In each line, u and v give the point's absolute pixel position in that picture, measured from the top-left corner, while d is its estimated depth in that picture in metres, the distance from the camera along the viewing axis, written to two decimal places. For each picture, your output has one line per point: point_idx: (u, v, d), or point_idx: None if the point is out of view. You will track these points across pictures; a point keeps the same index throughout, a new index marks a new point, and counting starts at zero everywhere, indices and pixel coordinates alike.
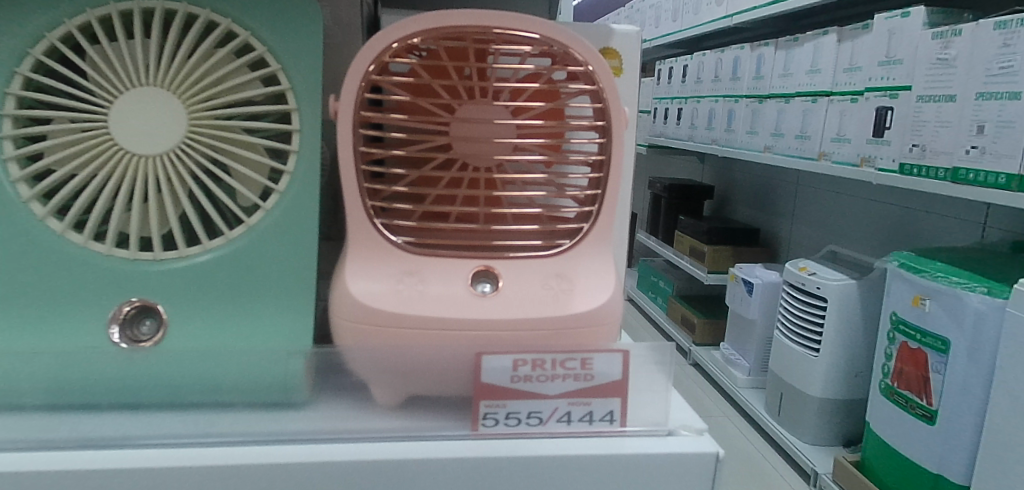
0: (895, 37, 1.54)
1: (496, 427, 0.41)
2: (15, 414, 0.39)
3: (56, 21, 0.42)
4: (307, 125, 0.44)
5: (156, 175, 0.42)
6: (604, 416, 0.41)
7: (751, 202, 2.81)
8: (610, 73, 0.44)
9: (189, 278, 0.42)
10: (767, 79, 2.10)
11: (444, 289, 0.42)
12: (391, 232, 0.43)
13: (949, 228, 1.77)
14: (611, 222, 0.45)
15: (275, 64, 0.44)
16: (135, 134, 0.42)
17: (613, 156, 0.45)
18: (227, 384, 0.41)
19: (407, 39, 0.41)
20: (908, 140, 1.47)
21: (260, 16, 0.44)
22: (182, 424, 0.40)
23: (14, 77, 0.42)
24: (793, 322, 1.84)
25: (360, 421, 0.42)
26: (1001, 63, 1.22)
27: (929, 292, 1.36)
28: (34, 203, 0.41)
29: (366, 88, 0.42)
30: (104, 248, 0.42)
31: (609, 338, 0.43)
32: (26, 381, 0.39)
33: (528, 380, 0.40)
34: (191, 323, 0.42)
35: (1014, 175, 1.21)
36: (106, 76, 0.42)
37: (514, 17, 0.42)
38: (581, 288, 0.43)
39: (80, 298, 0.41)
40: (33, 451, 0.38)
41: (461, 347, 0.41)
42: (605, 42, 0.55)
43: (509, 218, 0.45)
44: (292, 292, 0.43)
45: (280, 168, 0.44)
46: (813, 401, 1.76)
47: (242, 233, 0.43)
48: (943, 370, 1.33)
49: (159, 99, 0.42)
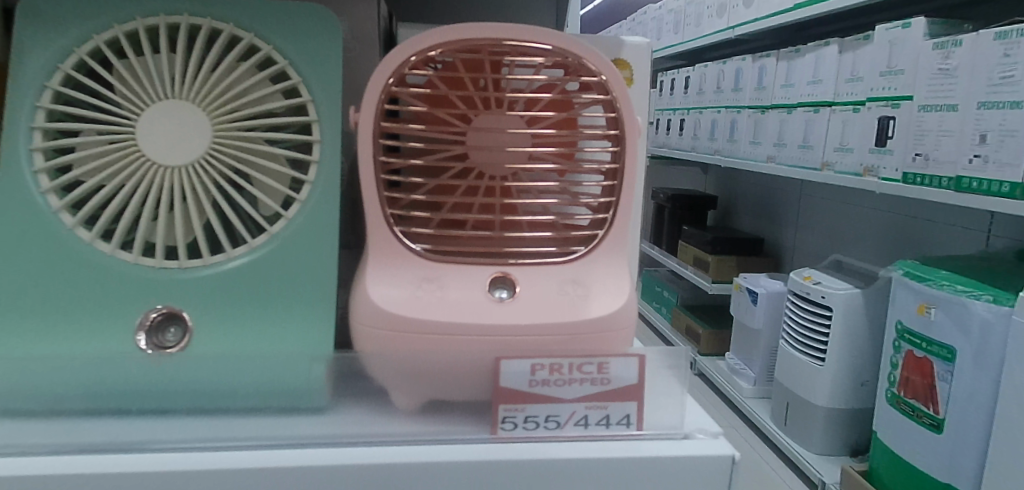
0: (896, 47, 1.55)
1: (514, 431, 0.41)
2: (51, 419, 0.41)
3: (84, 37, 0.43)
4: (327, 135, 0.45)
5: (181, 184, 0.43)
6: (621, 420, 0.42)
7: (754, 212, 2.82)
8: (623, 83, 0.45)
9: (214, 285, 0.43)
10: (768, 90, 2.12)
11: (462, 294, 0.42)
12: (410, 240, 0.44)
13: (954, 237, 1.77)
14: (625, 228, 0.46)
15: (297, 77, 0.45)
16: (161, 145, 0.43)
17: (626, 165, 0.45)
18: (251, 390, 0.42)
19: (425, 51, 0.42)
20: (912, 150, 1.49)
21: (284, 31, 0.45)
22: (207, 429, 0.41)
23: (44, 91, 0.43)
24: (798, 331, 1.85)
25: (381, 426, 0.43)
26: (1002, 73, 1.23)
27: (935, 301, 1.37)
28: (64, 214, 0.43)
29: (385, 100, 0.43)
30: (131, 256, 0.43)
31: (626, 344, 0.44)
32: (57, 387, 0.40)
33: (546, 384, 0.41)
34: (216, 330, 0.43)
35: (1017, 184, 1.22)
36: (133, 89, 0.43)
37: (529, 29, 0.43)
38: (596, 293, 0.44)
39: (108, 306, 0.42)
40: (65, 455, 0.39)
41: (480, 352, 0.41)
42: (616, 53, 0.56)
43: (524, 225, 0.46)
44: (314, 300, 0.44)
45: (301, 178, 0.45)
46: (820, 410, 1.76)
47: (265, 241, 0.44)
48: (949, 379, 1.33)
49: (185, 112, 0.43)
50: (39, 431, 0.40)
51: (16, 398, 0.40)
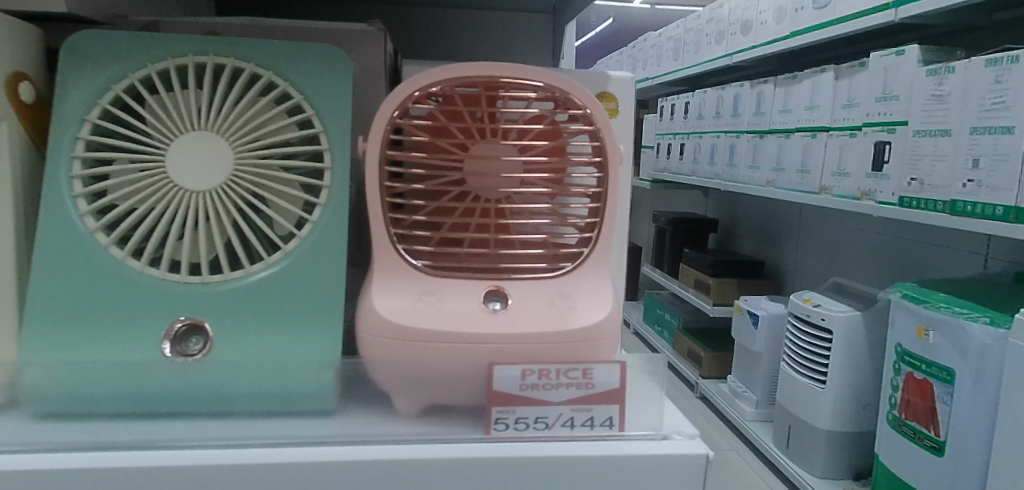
0: (891, 74, 1.60)
1: (506, 431, 0.45)
2: (88, 421, 0.45)
3: (121, 75, 0.48)
4: (337, 163, 0.50)
5: (205, 207, 0.48)
6: (604, 421, 0.46)
7: (755, 235, 2.86)
8: (606, 115, 0.50)
9: (235, 297, 0.48)
10: (767, 115, 2.17)
11: (460, 305, 0.47)
12: (412, 256, 0.49)
13: (951, 259, 1.81)
14: (609, 246, 0.50)
15: (310, 110, 0.50)
16: (188, 171, 0.48)
17: (610, 189, 0.50)
18: (266, 394, 0.46)
19: (426, 87, 0.47)
20: (908, 174, 1.53)
21: (300, 70, 0.50)
22: (223, 429, 0.45)
23: (84, 124, 0.48)
24: (799, 353, 1.87)
25: (385, 427, 0.47)
26: (993, 99, 1.27)
27: (932, 323, 1.40)
28: (100, 234, 0.47)
29: (390, 130, 0.47)
30: (158, 272, 0.47)
31: (610, 351, 0.48)
32: (92, 391, 0.45)
33: (536, 388, 0.45)
34: (233, 339, 0.47)
35: (1011, 207, 1.25)
36: (164, 122, 0.48)
37: (522, 67, 0.48)
38: (582, 305, 0.48)
39: (139, 319, 0.47)
40: (99, 451, 0.43)
41: (476, 359, 0.45)
42: (602, 87, 0.61)
43: (517, 243, 0.50)
44: (322, 311, 0.48)
45: (313, 201, 0.50)
46: (821, 432, 1.78)
47: (281, 258, 0.49)
48: (949, 401, 1.35)
49: (210, 142, 0.48)
50: (75, 430, 0.44)
51: (55, 401, 0.45)
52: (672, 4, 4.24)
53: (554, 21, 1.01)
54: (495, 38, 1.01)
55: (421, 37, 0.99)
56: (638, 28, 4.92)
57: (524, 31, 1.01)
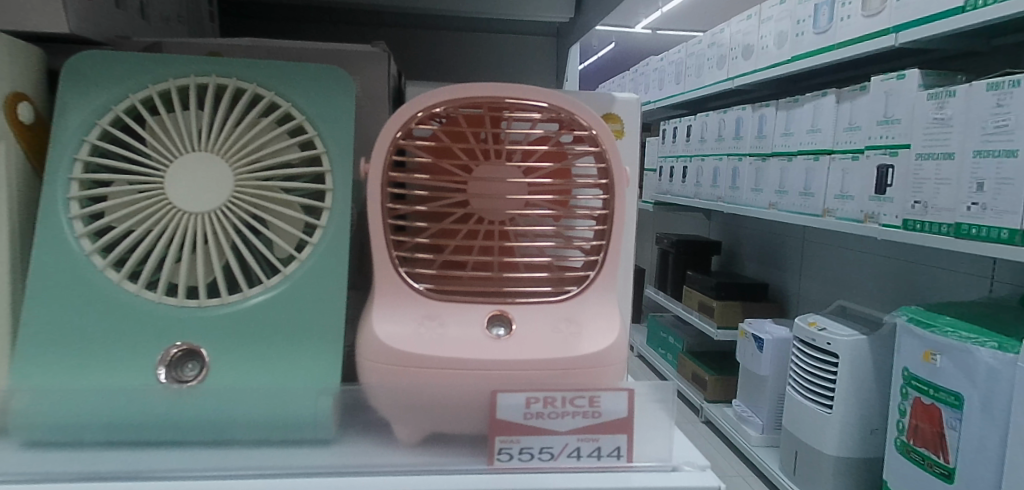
0: (893, 98, 1.59)
1: (510, 462, 0.44)
2: (77, 449, 0.44)
3: (122, 96, 0.48)
4: (339, 184, 0.49)
5: (203, 229, 0.47)
6: (612, 452, 0.44)
7: (758, 258, 2.85)
8: (612, 136, 0.49)
9: (233, 320, 0.47)
10: (769, 139, 2.17)
11: (461, 330, 0.46)
12: (414, 279, 0.47)
13: (957, 282, 1.79)
14: (616, 270, 0.49)
15: (313, 132, 0.49)
16: (186, 191, 0.47)
17: (616, 210, 0.48)
18: (260, 422, 0.45)
19: (430, 108, 0.46)
20: (911, 198, 1.52)
21: (302, 90, 0.50)
22: (218, 459, 0.44)
23: (82, 145, 0.47)
24: (805, 378, 1.84)
25: (384, 457, 0.45)
26: (996, 123, 1.27)
27: (939, 347, 1.37)
28: (96, 256, 0.46)
29: (393, 151, 0.46)
30: (155, 295, 0.46)
31: (616, 378, 0.46)
32: (81, 419, 0.43)
33: (540, 416, 0.43)
34: (227, 366, 0.46)
35: (1016, 230, 1.25)
36: (163, 143, 0.47)
37: (526, 87, 0.47)
38: (587, 331, 0.46)
39: (133, 346, 0.45)
40: (88, 482, 0.41)
41: (478, 385, 0.44)
42: (607, 108, 0.60)
43: (521, 266, 0.49)
44: (322, 337, 0.47)
45: (314, 223, 0.49)
46: (827, 458, 1.75)
47: (279, 281, 0.48)
48: (958, 427, 1.33)
49: (209, 164, 0.47)
50: (64, 460, 0.43)
51: (42, 430, 0.43)
52: (673, 28, 4.28)
53: (555, 42, 1.01)
54: (496, 59, 1.01)
55: (422, 59, 0.99)
56: (638, 53, 4.98)
57: (525, 52, 1.01)
